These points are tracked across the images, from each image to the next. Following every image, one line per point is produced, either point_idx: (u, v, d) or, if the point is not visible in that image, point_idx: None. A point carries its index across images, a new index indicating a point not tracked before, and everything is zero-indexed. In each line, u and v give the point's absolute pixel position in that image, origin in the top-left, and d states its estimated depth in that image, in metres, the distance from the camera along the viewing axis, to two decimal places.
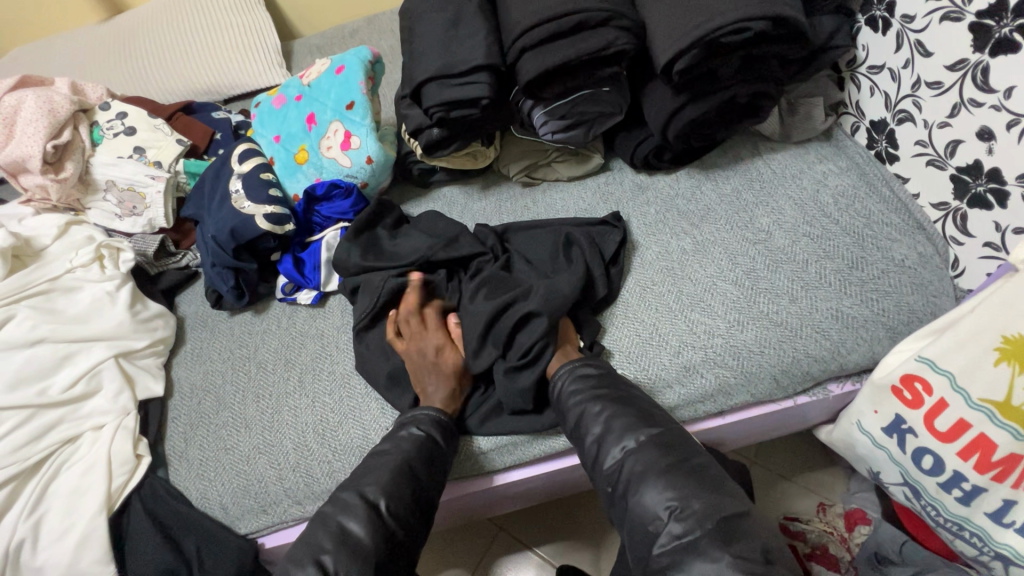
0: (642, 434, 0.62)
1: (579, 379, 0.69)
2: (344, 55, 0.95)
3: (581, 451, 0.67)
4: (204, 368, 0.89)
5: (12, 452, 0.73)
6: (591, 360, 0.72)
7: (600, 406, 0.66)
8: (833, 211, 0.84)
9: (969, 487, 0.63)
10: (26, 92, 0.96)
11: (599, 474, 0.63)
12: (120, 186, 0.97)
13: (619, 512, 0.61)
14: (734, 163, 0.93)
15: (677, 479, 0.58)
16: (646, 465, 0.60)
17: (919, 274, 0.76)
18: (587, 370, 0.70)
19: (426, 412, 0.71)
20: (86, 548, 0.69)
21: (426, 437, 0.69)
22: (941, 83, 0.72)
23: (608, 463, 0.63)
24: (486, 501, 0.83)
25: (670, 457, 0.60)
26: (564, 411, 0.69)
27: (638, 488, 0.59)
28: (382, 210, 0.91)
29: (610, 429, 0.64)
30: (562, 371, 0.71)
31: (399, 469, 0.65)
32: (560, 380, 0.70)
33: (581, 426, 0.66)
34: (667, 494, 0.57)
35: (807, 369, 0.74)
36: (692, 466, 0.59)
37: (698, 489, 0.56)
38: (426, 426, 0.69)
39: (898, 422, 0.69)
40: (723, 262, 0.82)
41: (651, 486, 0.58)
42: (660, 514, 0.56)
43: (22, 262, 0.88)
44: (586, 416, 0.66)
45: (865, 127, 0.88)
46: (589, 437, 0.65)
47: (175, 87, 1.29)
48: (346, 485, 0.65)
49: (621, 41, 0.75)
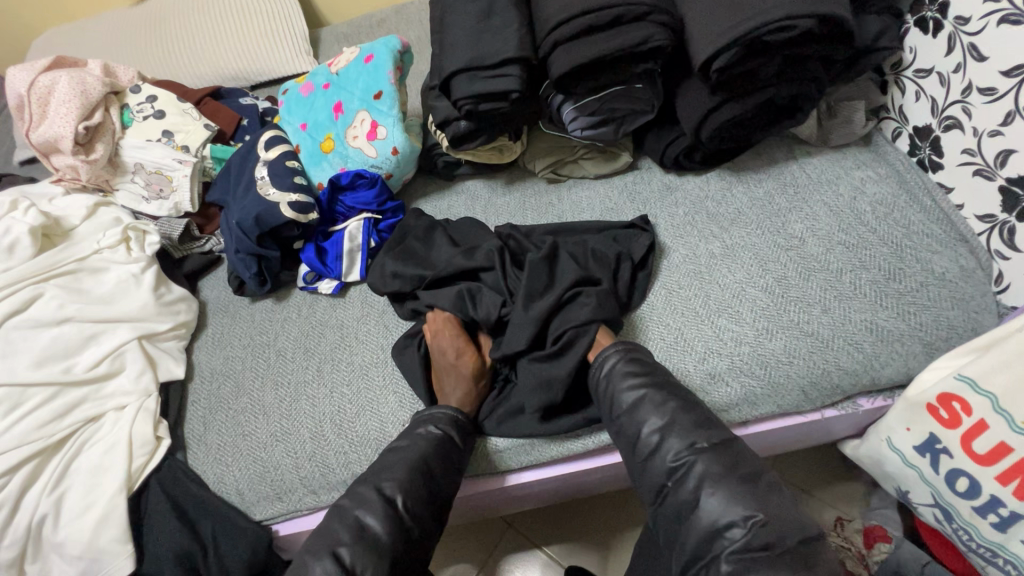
0: (712, 435, 0.61)
1: (631, 362, 0.68)
2: (373, 44, 0.94)
3: (630, 444, 0.64)
4: (225, 353, 0.90)
5: (37, 429, 0.74)
6: (640, 347, 0.71)
7: (663, 397, 0.64)
8: (870, 218, 0.81)
9: (1007, 513, 0.60)
10: (60, 73, 0.97)
11: (655, 464, 0.61)
12: (148, 168, 0.98)
13: (677, 508, 0.59)
14: (768, 166, 0.90)
15: (756, 492, 0.57)
16: (723, 468, 0.58)
17: (960, 288, 0.73)
18: (639, 356, 0.69)
19: (446, 411, 0.70)
20: (105, 526, 0.70)
21: (445, 435, 0.68)
22: (995, 89, 0.68)
23: (670, 456, 0.61)
24: (497, 500, 0.83)
25: (745, 467, 0.58)
26: (615, 393, 0.66)
27: (710, 491, 0.57)
28: (408, 225, 0.90)
29: (676, 423, 0.62)
30: (613, 351, 0.69)
31: (423, 458, 0.65)
32: (610, 359, 0.69)
33: (635, 419, 0.64)
34: (758, 509, 0.55)
35: (837, 382, 0.72)
36: (761, 485, 0.57)
37: (781, 503, 0.56)
38: (444, 424, 0.69)
39: (931, 442, 0.66)
40: (753, 268, 0.79)
41: (725, 492, 0.56)
42: (736, 522, 0.55)
43: (52, 242, 0.89)
44: (644, 402, 0.64)
45: (907, 132, 0.84)
46: (646, 426, 0.63)
47: (201, 71, 1.29)
48: (367, 478, 0.65)
49: (657, 38, 0.73)
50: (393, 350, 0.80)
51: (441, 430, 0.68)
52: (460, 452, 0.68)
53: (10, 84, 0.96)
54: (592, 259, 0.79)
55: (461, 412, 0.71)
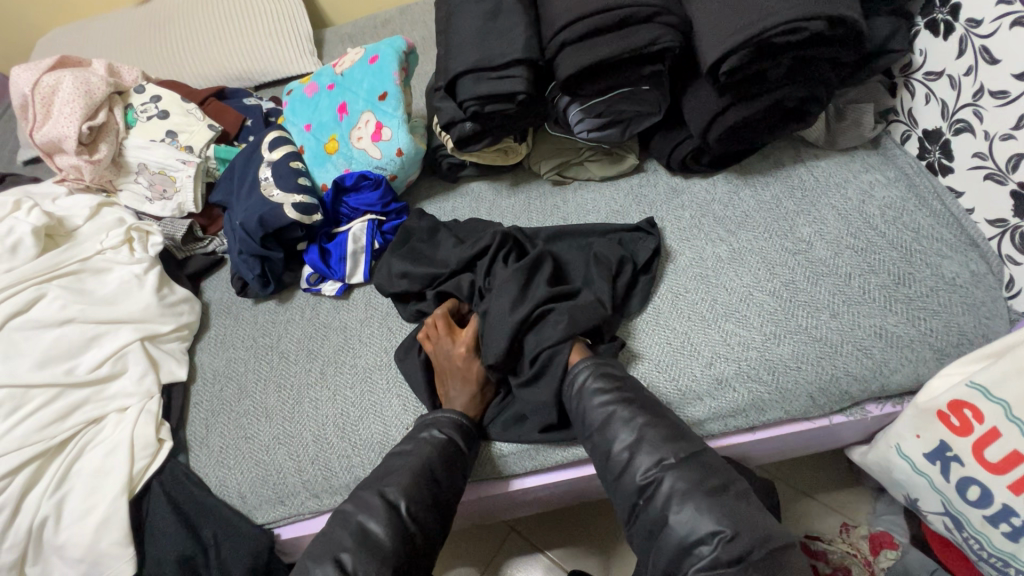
0: (680, 449, 0.60)
1: (600, 377, 0.67)
2: (378, 45, 0.93)
3: (602, 461, 0.64)
4: (227, 355, 0.89)
5: (39, 431, 0.73)
6: (610, 359, 0.69)
7: (631, 412, 0.63)
8: (879, 222, 0.80)
9: (1019, 523, 0.59)
10: (64, 73, 0.96)
11: (627, 481, 0.61)
12: (151, 168, 0.97)
13: (648, 526, 0.58)
14: (775, 169, 0.89)
15: (723, 504, 0.56)
16: (689, 483, 0.57)
17: (971, 293, 0.72)
18: (609, 369, 0.67)
19: (448, 415, 0.70)
20: (107, 529, 0.70)
21: (449, 440, 0.67)
22: (1007, 93, 0.67)
23: (639, 474, 0.60)
24: (501, 504, 0.82)
25: (712, 480, 0.58)
26: (586, 410, 0.66)
27: (679, 506, 0.56)
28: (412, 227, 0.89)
29: (644, 439, 0.61)
30: (582, 366, 0.68)
31: (427, 462, 0.65)
32: (581, 374, 0.67)
33: (605, 435, 0.63)
34: (724, 522, 0.54)
35: (846, 388, 0.71)
36: (729, 494, 0.57)
37: (748, 512, 0.55)
38: (446, 429, 0.68)
39: (942, 449, 0.65)
40: (760, 272, 0.79)
41: (693, 506, 0.56)
42: (704, 539, 0.54)
43: (55, 242, 0.89)
44: (614, 419, 0.63)
45: (916, 136, 0.84)
46: (617, 443, 0.62)
47: (206, 71, 1.29)
48: (371, 483, 0.64)
49: (665, 39, 0.73)
50: (398, 353, 0.80)
51: (444, 435, 0.68)
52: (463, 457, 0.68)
53: (15, 83, 0.96)
54: (599, 263, 0.78)
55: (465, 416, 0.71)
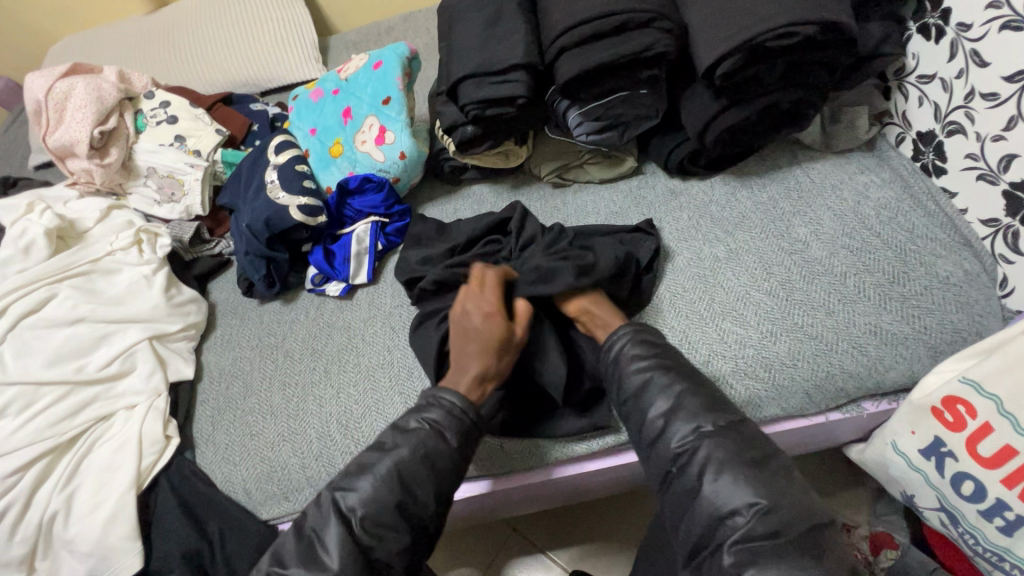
0: (718, 418, 0.59)
1: (638, 343, 0.65)
2: (382, 50, 0.96)
3: (638, 429, 0.63)
4: (233, 354, 0.91)
5: (49, 427, 0.75)
6: (650, 327, 0.68)
7: (669, 380, 0.62)
8: (874, 223, 0.81)
9: (1012, 516, 0.60)
10: (77, 79, 0.99)
11: (661, 448, 0.60)
12: (160, 172, 0.99)
13: (682, 494, 0.58)
14: (772, 171, 0.91)
15: (762, 478, 0.55)
16: (728, 453, 0.57)
17: (965, 292, 0.73)
18: (647, 337, 0.66)
19: (445, 398, 0.63)
20: (115, 523, 0.71)
21: (434, 430, 0.61)
22: (997, 95, 0.69)
23: (675, 441, 0.59)
24: (502, 502, 0.84)
25: (754, 453, 0.57)
26: (622, 377, 0.64)
27: (717, 478, 0.56)
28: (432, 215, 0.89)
29: (681, 407, 0.60)
30: (622, 332, 0.66)
31: (412, 458, 0.60)
32: (619, 341, 0.66)
33: (640, 405, 0.62)
34: (759, 495, 0.54)
35: (841, 385, 0.72)
36: (770, 468, 0.56)
37: (789, 488, 0.55)
38: (437, 416, 0.62)
39: (936, 445, 0.66)
40: (757, 271, 0.80)
41: (731, 478, 0.55)
42: (741, 509, 0.54)
43: (66, 243, 0.91)
44: (651, 387, 0.62)
45: (910, 137, 0.85)
46: (652, 411, 0.61)
47: (213, 78, 1.32)
48: (351, 474, 0.61)
49: (661, 44, 0.74)
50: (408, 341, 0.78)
51: (431, 424, 0.61)
52: (448, 454, 0.61)
53: (29, 89, 0.99)
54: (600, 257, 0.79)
55: (469, 401, 0.63)
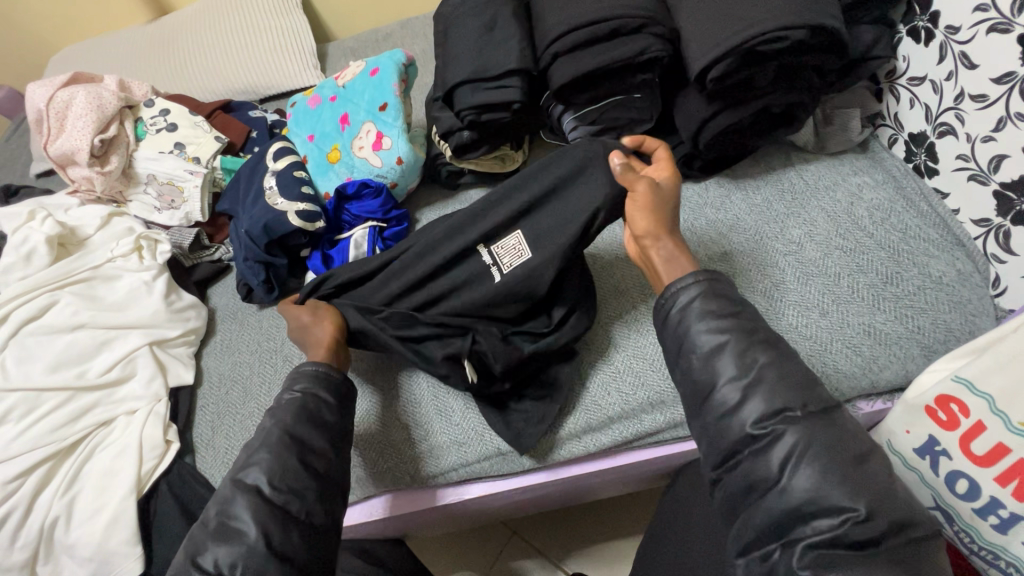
0: (809, 402, 0.54)
1: (712, 299, 0.61)
2: (379, 58, 0.97)
3: (701, 397, 0.58)
4: (233, 359, 0.92)
5: (50, 433, 0.76)
6: (726, 279, 0.63)
7: (750, 348, 0.57)
8: (867, 224, 0.82)
9: (1007, 514, 0.60)
10: (77, 89, 1.00)
11: (733, 426, 0.55)
12: (160, 179, 1.00)
13: (754, 482, 0.53)
14: (766, 174, 0.91)
15: (858, 482, 0.49)
16: (823, 449, 0.51)
17: (958, 292, 0.74)
18: (724, 289, 0.61)
19: (307, 367, 0.67)
20: (115, 529, 0.71)
21: (307, 395, 0.64)
22: (986, 96, 0.69)
23: (755, 423, 0.54)
24: (481, 509, 0.84)
25: (851, 453, 0.51)
26: (689, 333, 0.60)
27: (808, 473, 0.50)
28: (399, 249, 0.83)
29: (760, 383, 0.55)
30: (696, 284, 0.62)
31: (297, 420, 0.62)
32: (690, 291, 0.61)
33: (709, 368, 0.58)
34: (857, 500, 0.48)
35: (836, 385, 0.72)
36: (866, 467, 0.50)
37: (886, 492, 0.49)
38: (306, 385, 0.65)
39: (930, 444, 0.66)
40: (752, 273, 0.81)
41: (826, 479, 0.50)
42: (835, 510, 0.48)
43: (67, 250, 0.92)
44: (722, 352, 0.58)
45: (903, 139, 0.86)
46: (721, 379, 0.57)
47: (212, 86, 1.33)
48: (283, 460, 0.59)
49: (654, 49, 0.75)
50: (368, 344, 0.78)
51: (303, 392, 0.64)
52: (332, 408, 0.65)
53: (31, 98, 1.00)
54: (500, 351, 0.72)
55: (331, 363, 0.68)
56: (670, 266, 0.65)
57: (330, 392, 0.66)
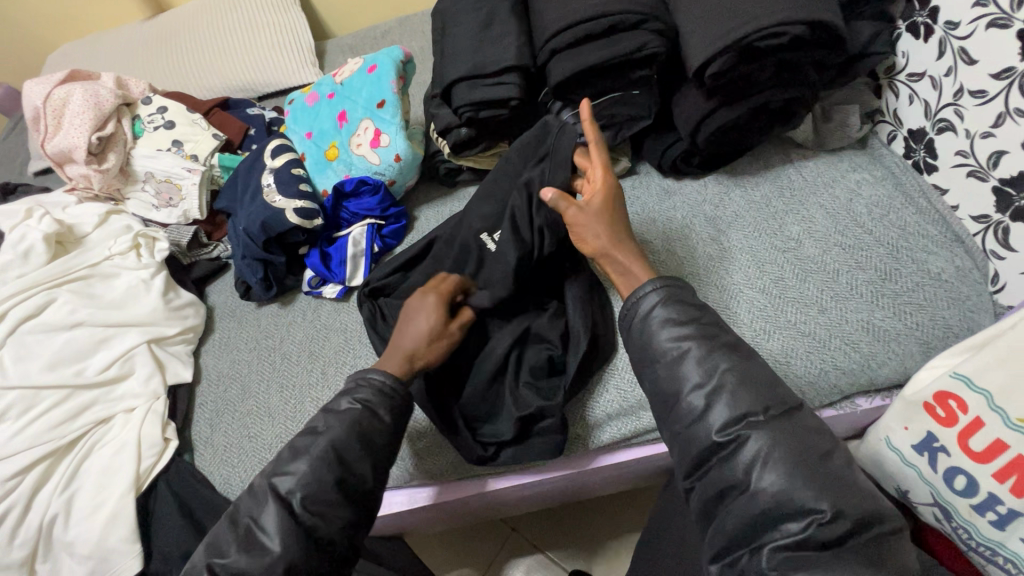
0: (770, 407, 0.54)
1: (672, 306, 0.61)
2: (377, 55, 0.97)
3: (670, 410, 0.58)
4: (231, 356, 0.91)
5: (49, 430, 0.76)
6: (685, 285, 0.63)
7: (712, 355, 0.57)
8: (866, 221, 0.82)
9: (1005, 510, 0.60)
10: (75, 85, 1.00)
11: (700, 433, 0.55)
12: (158, 177, 1.00)
13: (728, 488, 0.53)
14: (764, 170, 0.91)
15: (823, 482, 0.50)
16: (786, 451, 0.51)
17: (956, 289, 0.74)
18: (681, 296, 0.62)
19: (374, 378, 0.64)
20: (113, 527, 0.71)
21: (367, 409, 0.62)
22: (986, 92, 0.69)
23: (720, 430, 0.54)
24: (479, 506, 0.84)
25: (811, 453, 0.52)
26: (652, 342, 0.60)
27: (773, 476, 0.51)
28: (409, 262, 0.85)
29: (723, 388, 0.55)
30: (652, 291, 0.62)
31: (349, 436, 0.60)
32: (649, 298, 0.62)
33: (675, 377, 0.58)
34: (822, 500, 0.49)
35: (834, 382, 0.72)
36: (830, 463, 0.51)
37: (851, 489, 0.50)
38: (367, 397, 0.62)
39: (929, 440, 0.66)
40: (751, 270, 0.80)
41: (791, 479, 0.50)
42: (804, 512, 0.49)
43: (65, 248, 0.92)
44: (686, 358, 0.58)
45: (902, 135, 0.85)
46: (686, 385, 0.57)
47: (210, 83, 1.33)
48: (289, 460, 0.60)
49: (653, 45, 0.75)
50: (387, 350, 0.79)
51: (363, 404, 0.62)
52: (385, 431, 0.62)
53: (29, 96, 1.00)
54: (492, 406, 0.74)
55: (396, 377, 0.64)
56: (626, 280, 0.67)
57: (388, 412, 0.63)
